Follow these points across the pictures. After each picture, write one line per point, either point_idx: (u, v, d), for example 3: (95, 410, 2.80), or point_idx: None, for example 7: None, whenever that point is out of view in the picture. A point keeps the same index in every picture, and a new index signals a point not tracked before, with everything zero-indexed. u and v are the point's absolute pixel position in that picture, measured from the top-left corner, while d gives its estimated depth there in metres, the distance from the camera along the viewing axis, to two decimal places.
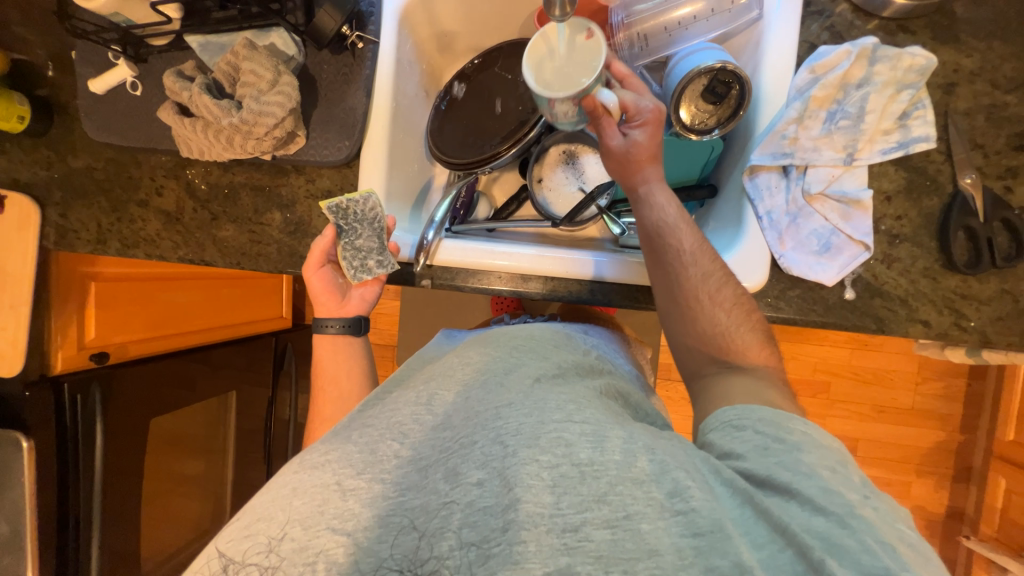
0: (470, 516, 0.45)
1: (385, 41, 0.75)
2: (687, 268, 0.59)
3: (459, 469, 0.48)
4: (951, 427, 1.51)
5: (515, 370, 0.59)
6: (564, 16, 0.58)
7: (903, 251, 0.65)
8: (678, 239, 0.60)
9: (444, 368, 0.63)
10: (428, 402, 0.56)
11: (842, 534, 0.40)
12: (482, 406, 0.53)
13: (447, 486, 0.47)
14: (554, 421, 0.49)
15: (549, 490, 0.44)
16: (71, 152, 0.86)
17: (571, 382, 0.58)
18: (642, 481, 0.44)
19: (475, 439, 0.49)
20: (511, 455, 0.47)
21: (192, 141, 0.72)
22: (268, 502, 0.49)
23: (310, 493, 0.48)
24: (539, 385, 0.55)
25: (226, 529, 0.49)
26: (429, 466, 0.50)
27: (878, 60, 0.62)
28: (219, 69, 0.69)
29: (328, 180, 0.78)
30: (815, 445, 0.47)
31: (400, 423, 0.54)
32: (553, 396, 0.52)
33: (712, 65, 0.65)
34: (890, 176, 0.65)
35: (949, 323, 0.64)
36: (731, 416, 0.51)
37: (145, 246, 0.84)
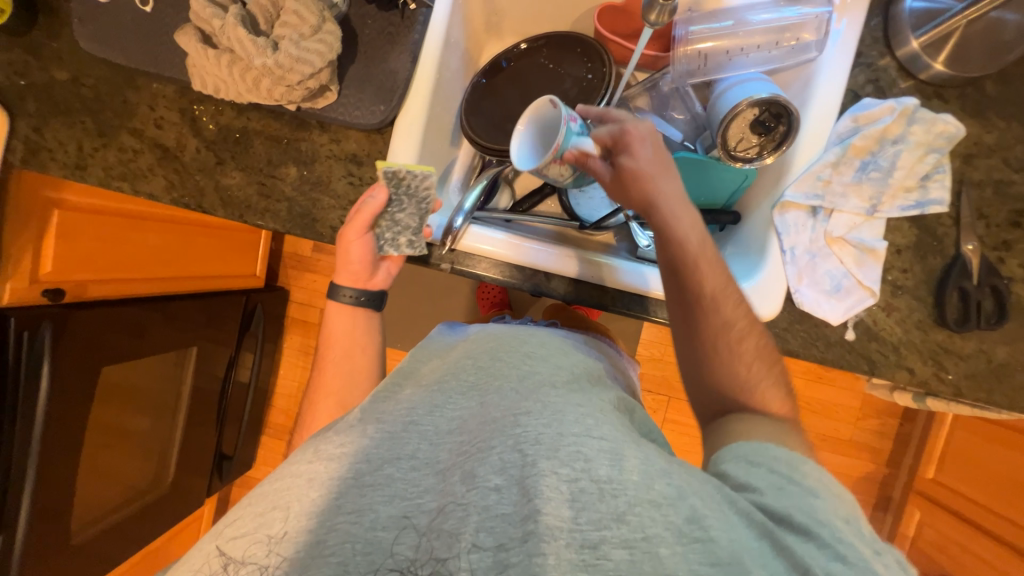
0: (486, 520, 0.44)
1: (439, 7, 0.71)
2: (711, 310, 0.62)
3: (475, 471, 0.47)
4: (880, 460, 1.66)
5: (529, 377, 0.57)
6: (659, 22, 0.57)
7: (902, 302, 0.69)
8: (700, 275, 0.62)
9: (457, 365, 0.62)
10: (440, 406, 0.56)
11: (842, 568, 0.42)
12: (498, 412, 0.52)
13: (463, 488, 0.47)
14: (572, 434, 0.48)
15: (568, 504, 0.44)
16: (55, 61, 0.76)
17: (587, 390, 0.57)
18: (660, 505, 0.44)
19: (492, 444, 0.49)
20: (531, 465, 0.46)
21: (212, 76, 0.65)
22: (282, 492, 0.49)
23: (325, 485, 0.48)
24: (558, 395, 0.54)
25: (231, 520, 0.49)
26: (445, 469, 0.49)
27: (915, 121, 0.66)
28: (255, 2, 0.63)
29: (354, 144, 0.74)
30: (829, 492, 0.48)
31: (411, 422, 0.54)
32: (570, 407, 0.52)
33: (763, 97, 0.67)
34: (903, 232, 0.69)
35: (930, 373, 0.70)
36: (748, 452, 0.52)
37: (133, 180, 0.76)
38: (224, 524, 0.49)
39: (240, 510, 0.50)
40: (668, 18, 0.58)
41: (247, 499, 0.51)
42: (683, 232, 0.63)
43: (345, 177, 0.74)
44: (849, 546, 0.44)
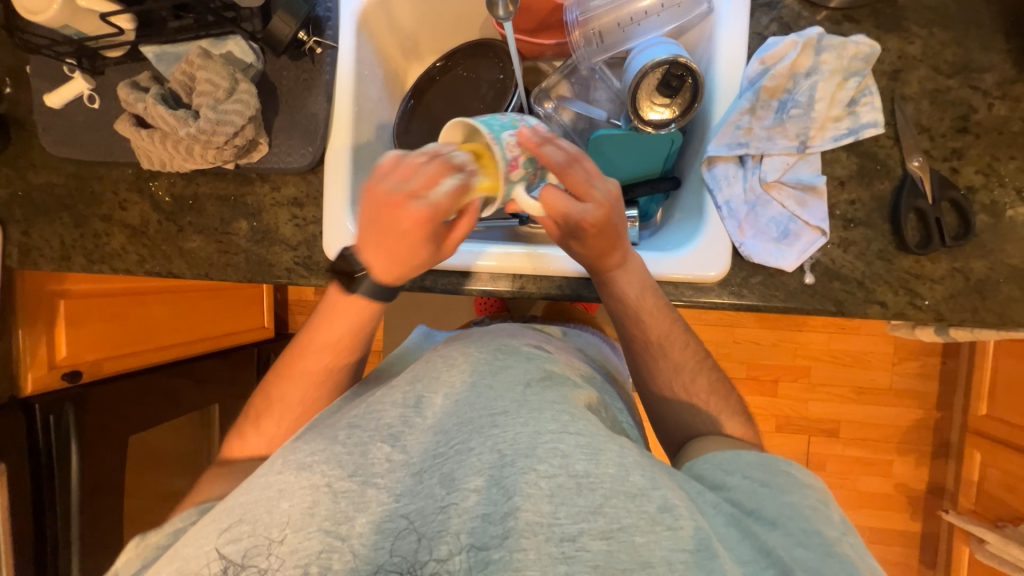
0: (467, 522, 0.43)
1: (343, 45, 0.75)
2: (658, 361, 0.66)
3: (455, 474, 0.45)
4: (928, 404, 1.54)
5: (502, 372, 0.53)
6: (510, 12, 0.56)
7: (858, 234, 0.66)
8: (645, 331, 0.65)
9: (422, 366, 0.57)
10: (416, 404, 0.51)
11: (807, 553, 0.43)
12: (474, 412, 0.49)
13: (444, 491, 0.45)
14: (549, 431, 0.46)
15: (547, 499, 0.43)
16: (31, 169, 0.85)
17: (561, 385, 0.54)
18: (634, 495, 0.43)
19: (471, 445, 0.47)
20: (509, 464, 0.44)
21: (152, 153, 0.71)
22: (251, 504, 0.45)
23: (299, 494, 0.45)
24: (532, 392, 0.51)
25: (199, 530, 0.45)
26: (424, 469, 0.46)
27: (824, 49, 0.64)
28: (174, 79, 0.69)
29: (293, 187, 0.78)
30: (799, 484, 0.50)
31: (388, 425, 0.49)
32: (548, 403, 0.49)
33: (664, 58, 0.67)
34: (843, 162, 0.66)
35: (905, 303, 0.65)
36: (722, 460, 0.53)
37: (111, 261, 0.83)
38: (188, 540, 0.45)
39: (203, 524, 0.46)
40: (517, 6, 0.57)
41: (218, 505, 0.47)
42: (632, 294, 0.64)
43: (290, 220, 0.78)
44: (816, 527, 0.46)
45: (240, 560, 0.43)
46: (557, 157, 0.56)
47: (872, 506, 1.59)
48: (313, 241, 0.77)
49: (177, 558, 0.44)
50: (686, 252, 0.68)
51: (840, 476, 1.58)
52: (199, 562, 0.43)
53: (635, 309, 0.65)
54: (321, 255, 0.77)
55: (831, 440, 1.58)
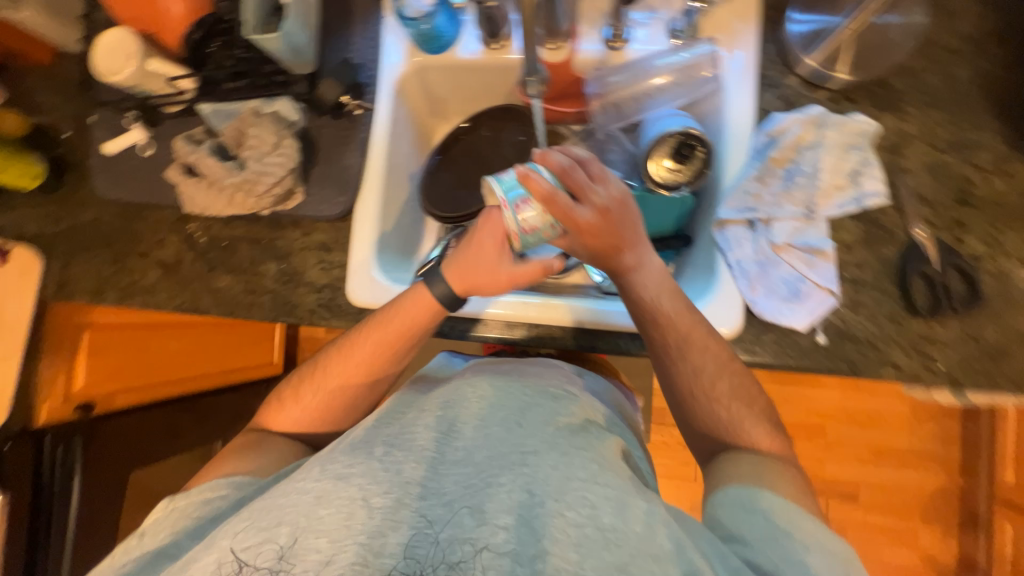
0: (494, 560, 0.41)
1: (380, 108, 0.82)
2: (678, 369, 0.63)
3: (485, 507, 0.45)
4: (951, 470, 1.47)
5: (530, 410, 0.54)
6: (538, 92, 0.62)
7: (867, 297, 0.68)
8: (664, 334, 0.63)
9: (453, 396, 0.57)
10: (446, 432, 0.52)
11: None
12: (505, 446, 0.50)
13: (473, 523, 0.43)
14: (579, 479, 0.46)
15: (574, 548, 0.42)
16: (79, 207, 0.91)
17: (591, 436, 0.53)
18: (659, 558, 0.42)
19: (501, 480, 0.47)
20: (538, 504, 0.44)
21: (195, 197, 0.76)
22: (287, 508, 0.45)
23: (336, 503, 0.45)
24: (561, 435, 0.52)
25: (234, 524, 0.45)
26: (454, 501, 0.45)
27: (827, 125, 0.69)
28: (225, 134, 0.75)
29: (323, 233, 0.82)
30: (823, 549, 0.47)
31: (423, 449, 0.50)
32: (580, 450, 0.50)
33: (677, 130, 0.72)
34: (848, 228, 0.70)
35: (918, 366, 0.66)
36: (743, 497, 0.52)
37: (142, 295, 0.87)
38: (224, 532, 0.45)
39: (234, 523, 0.46)
40: (544, 87, 0.62)
41: (250, 504, 0.47)
42: (651, 293, 0.63)
43: (318, 264, 0.82)
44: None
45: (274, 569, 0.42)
46: (561, 161, 0.60)
47: None
48: (337, 284, 0.81)
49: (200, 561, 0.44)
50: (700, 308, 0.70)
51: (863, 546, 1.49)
52: (234, 559, 0.43)
53: (667, 310, 0.62)
54: (344, 298, 0.80)
55: (851, 505, 1.50)
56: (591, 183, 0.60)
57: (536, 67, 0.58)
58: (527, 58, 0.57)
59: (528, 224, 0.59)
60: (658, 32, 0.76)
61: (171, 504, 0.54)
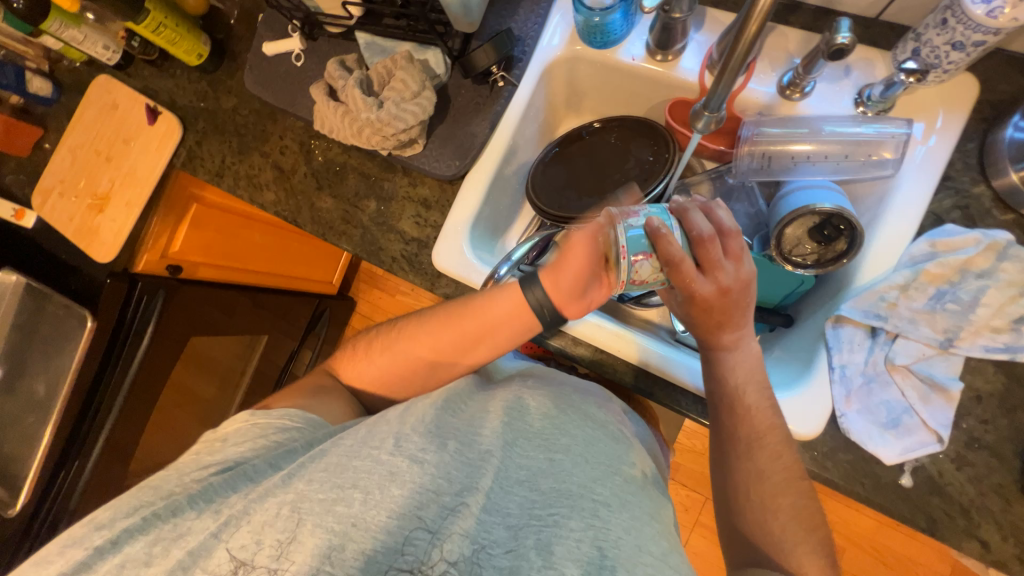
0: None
1: (523, 86, 0.81)
2: (750, 463, 0.58)
3: (552, 549, 0.44)
4: None
5: (602, 451, 0.53)
6: (706, 129, 0.59)
7: (979, 458, 0.59)
8: (740, 424, 0.59)
9: (515, 402, 0.57)
10: (511, 444, 0.53)
11: None
12: (575, 485, 0.49)
13: (540, 561, 0.43)
14: (648, 553, 0.45)
15: None
16: (225, 93, 0.97)
17: (657, 501, 0.52)
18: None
19: (570, 524, 0.46)
20: (607, 567, 0.43)
21: (328, 120, 0.79)
22: (362, 473, 0.48)
23: (409, 486, 0.47)
24: (631, 493, 0.50)
25: (310, 471, 0.48)
26: (519, 528, 0.46)
27: (1008, 257, 0.59)
28: (374, 70, 0.77)
29: (427, 189, 0.83)
30: None
31: (487, 453, 0.51)
32: (650, 522, 0.48)
33: (827, 208, 0.64)
34: (986, 376, 0.61)
35: (1010, 554, 0.58)
36: None
37: (253, 190, 0.93)
38: (300, 475, 0.48)
39: (311, 469, 0.48)
40: (716, 126, 0.59)
41: (325, 455, 0.50)
42: (738, 380, 0.61)
43: (413, 217, 0.83)
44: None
45: (344, 534, 0.44)
46: (702, 227, 0.56)
47: None
48: (425, 243, 0.82)
49: (270, 493, 0.47)
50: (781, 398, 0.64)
51: None
52: (309, 507, 0.46)
53: (748, 402, 0.60)
54: (427, 258, 0.81)
55: None
56: (722, 258, 0.57)
57: (721, 106, 0.55)
58: (714, 96, 0.54)
59: (639, 277, 0.57)
60: (844, 94, 0.69)
61: (246, 418, 0.56)
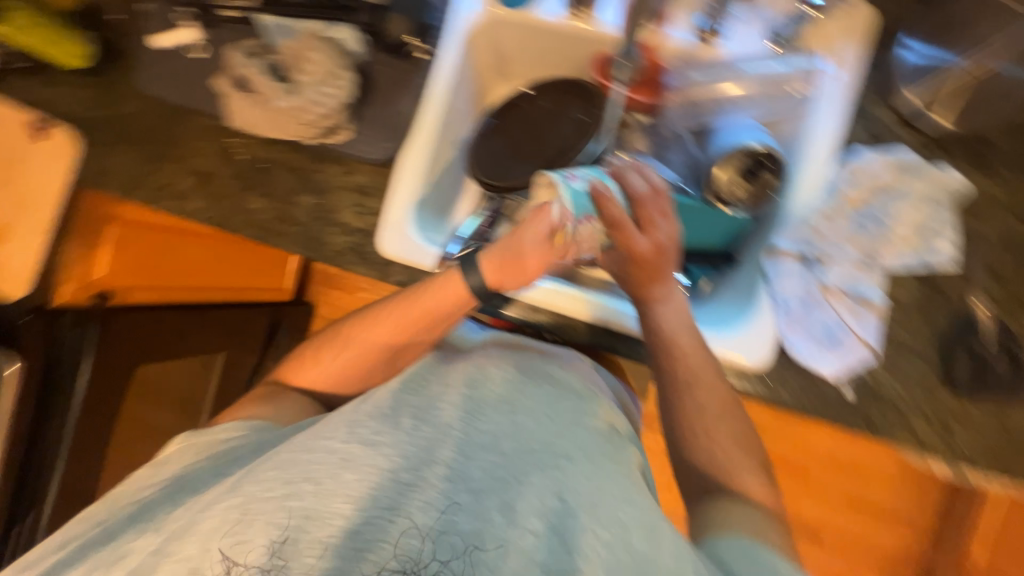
0: (524, 563, 0.43)
1: (444, 56, 0.77)
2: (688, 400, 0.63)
3: (516, 506, 0.46)
4: (924, 535, 1.46)
5: (563, 410, 0.56)
6: None
7: (907, 360, 0.65)
8: (681, 366, 0.63)
9: (476, 372, 0.58)
10: (471, 413, 0.53)
11: None
12: (538, 445, 0.52)
13: (503, 519, 0.45)
14: (612, 497, 0.48)
15: (604, 568, 0.43)
16: (122, 97, 0.88)
17: (618, 450, 0.55)
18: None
19: (533, 480, 0.48)
20: (570, 514, 0.46)
21: (243, 113, 0.74)
22: (316, 465, 0.47)
23: (363, 471, 0.47)
24: (595, 446, 0.53)
25: (259, 472, 0.47)
26: (482, 491, 0.47)
27: (914, 174, 0.65)
28: (284, 52, 0.73)
29: (363, 176, 0.80)
30: None
31: (448, 426, 0.52)
32: (614, 467, 0.52)
33: (755, 146, 0.69)
34: (907, 286, 0.66)
35: (940, 440, 0.64)
36: (751, 548, 0.54)
37: (173, 201, 0.85)
38: (249, 478, 0.47)
39: (262, 469, 0.47)
40: None
41: (276, 454, 0.49)
42: (674, 326, 0.64)
43: (353, 206, 0.80)
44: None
45: (298, 527, 0.43)
46: (639, 187, 0.62)
47: None
48: (369, 232, 0.79)
49: (229, 499, 0.46)
50: (731, 334, 0.68)
51: None
52: (259, 505, 0.45)
53: (683, 345, 0.63)
54: (374, 247, 0.78)
55: (815, 545, 1.51)
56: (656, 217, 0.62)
57: None
58: None
59: (581, 238, 0.61)
60: (756, 33, 0.71)
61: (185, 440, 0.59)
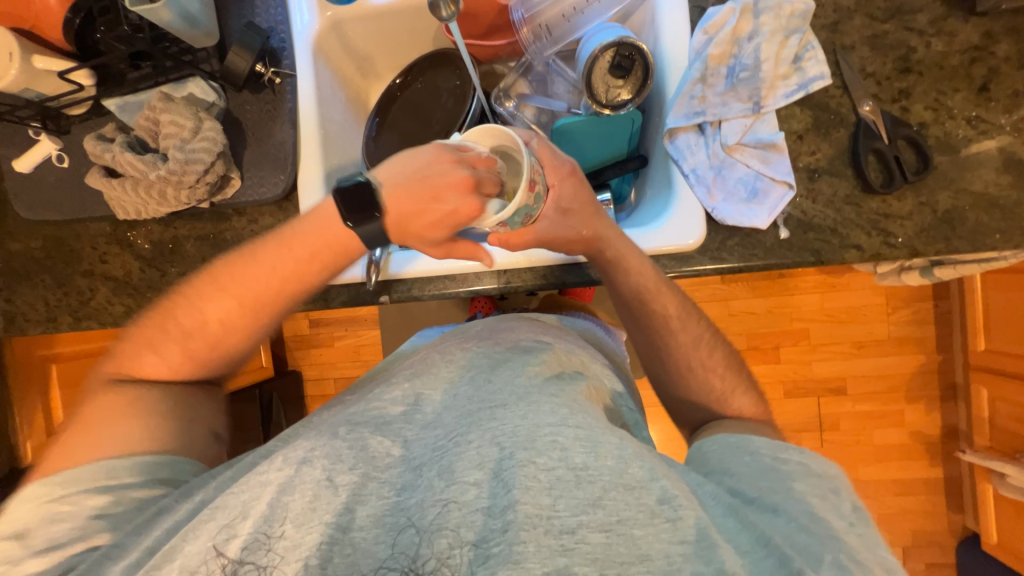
0: (466, 516, 0.44)
1: (301, 73, 0.77)
2: (673, 334, 0.66)
3: (453, 466, 0.47)
4: (928, 348, 1.52)
5: (500, 365, 0.57)
6: (452, 13, 0.58)
7: (824, 184, 0.68)
8: (661, 304, 0.65)
9: (419, 366, 0.59)
10: (415, 403, 0.54)
11: (807, 537, 0.45)
12: (474, 404, 0.52)
13: (443, 483, 0.46)
14: (548, 424, 0.48)
15: (546, 492, 0.44)
16: (7, 237, 0.84)
17: (564, 385, 0.55)
18: (633, 487, 0.45)
19: (469, 438, 0.48)
20: (507, 457, 0.46)
21: (125, 201, 0.72)
22: (253, 500, 0.46)
23: (301, 489, 0.47)
24: (532, 385, 0.53)
25: (196, 525, 0.46)
26: (422, 465, 0.49)
27: (762, 11, 0.67)
28: (138, 126, 0.71)
29: (270, 218, 0.78)
30: (808, 474, 0.52)
31: (389, 421, 0.53)
32: (546, 397, 0.51)
33: (611, 41, 0.69)
34: (797, 117, 0.69)
35: (879, 243, 0.67)
36: (735, 442, 0.57)
37: (98, 316, 0.82)
38: (184, 534, 0.46)
39: (205, 517, 0.46)
40: (458, 7, 0.58)
41: (213, 500, 0.48)
42: (634, 266, 0.64)
43: None
44: (813, 519, 0.47)
45: (245, 554, 0.44)
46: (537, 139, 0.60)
47: (891, 458, 1.56)
48: None
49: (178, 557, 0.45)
50: (662, 224, 0.69)
51: (857, 432, 1.56)
52: (201, 559, 0.44)
53: (651, 286, 0.65)
54: None
55: (841, 398, 1.56)
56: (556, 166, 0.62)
57: None
58: None
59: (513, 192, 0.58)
60: None
61: (118, 498, 0.54)
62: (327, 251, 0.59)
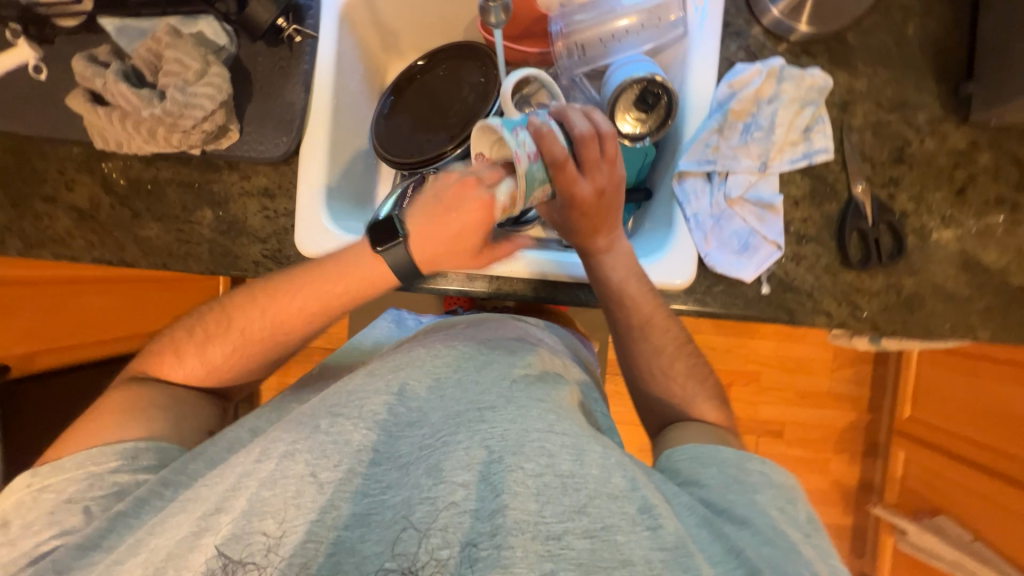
0: (454, 517, 0.44)
1: (324, 35, 0.73)
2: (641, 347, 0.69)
3: (442, 466, 0.47)
4: (861, 407, 1.64)
5: (488, 366, 0.57)
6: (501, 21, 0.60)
7: (809, 249, 0.72)
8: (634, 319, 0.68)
9: (403, 357, 0.58)
10: (398, 392, 0.54)
11: (772, 551, 0.47)
12: (462, 405, 0.52)
13: (430, 481, 0.46)
14: (536, 430, 0.49)
15: (534, 497, 0.45)
16: None
17: (550, 383, 0.57)
18: (617, 496, 0.46)
19: (458, 438, 0.49)
20: (496, 461, 0.47)
21: (108, 132, 0.67)
22: (230, 494, 0.47)
23: (282, 484, 0.46)
24: (520, 389, 0.54)
25: (177, 519, 0.46)
26: (409, 462, 0.49)
27: (785, 79, 0.70)
28: (138, 56, 0.66)
29: (264, 178, 0.75)
30: (769, 484, 0.54)
31: (373, 414, 0.52)
32: (534, 401, 0.52)
33: (642, 76, 0.71)
34: (797, 183, 0.72)
35: (846, 313, 0.72)
36: (701, 452, 0.58)
37: (53, 245, 0.76)
38: (165, 526, 0.46)
39: (179, 514, 0.47)
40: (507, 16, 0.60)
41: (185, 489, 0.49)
42: (617, 276, 0.67)
43: (260, 211, 0.75)
44: (777, 531, 0.49)
45: (226, 548, 0.44)
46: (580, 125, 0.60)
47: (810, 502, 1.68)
48: (283, 234, 0.75)
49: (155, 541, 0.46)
50: (656, 259, 0.71)
51: None
52: (171, 550, 0.45)
53: (627, 295, 0.67)
54: (292, 249, 0.75)
55: (777, 441, 1.66)
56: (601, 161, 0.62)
57: None
58: None
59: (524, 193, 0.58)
60: None
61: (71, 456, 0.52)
62: (353, 289, 0.61)
